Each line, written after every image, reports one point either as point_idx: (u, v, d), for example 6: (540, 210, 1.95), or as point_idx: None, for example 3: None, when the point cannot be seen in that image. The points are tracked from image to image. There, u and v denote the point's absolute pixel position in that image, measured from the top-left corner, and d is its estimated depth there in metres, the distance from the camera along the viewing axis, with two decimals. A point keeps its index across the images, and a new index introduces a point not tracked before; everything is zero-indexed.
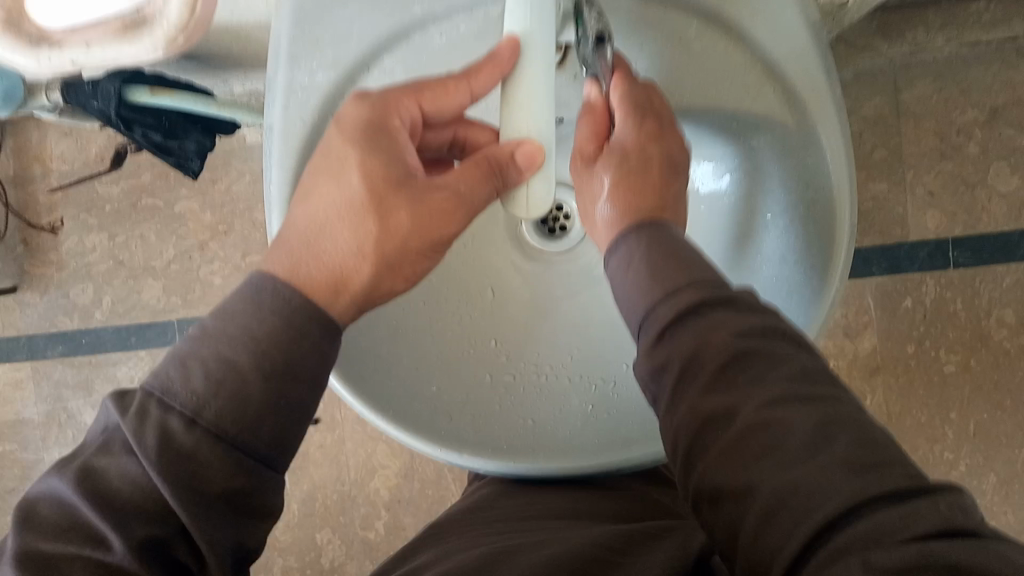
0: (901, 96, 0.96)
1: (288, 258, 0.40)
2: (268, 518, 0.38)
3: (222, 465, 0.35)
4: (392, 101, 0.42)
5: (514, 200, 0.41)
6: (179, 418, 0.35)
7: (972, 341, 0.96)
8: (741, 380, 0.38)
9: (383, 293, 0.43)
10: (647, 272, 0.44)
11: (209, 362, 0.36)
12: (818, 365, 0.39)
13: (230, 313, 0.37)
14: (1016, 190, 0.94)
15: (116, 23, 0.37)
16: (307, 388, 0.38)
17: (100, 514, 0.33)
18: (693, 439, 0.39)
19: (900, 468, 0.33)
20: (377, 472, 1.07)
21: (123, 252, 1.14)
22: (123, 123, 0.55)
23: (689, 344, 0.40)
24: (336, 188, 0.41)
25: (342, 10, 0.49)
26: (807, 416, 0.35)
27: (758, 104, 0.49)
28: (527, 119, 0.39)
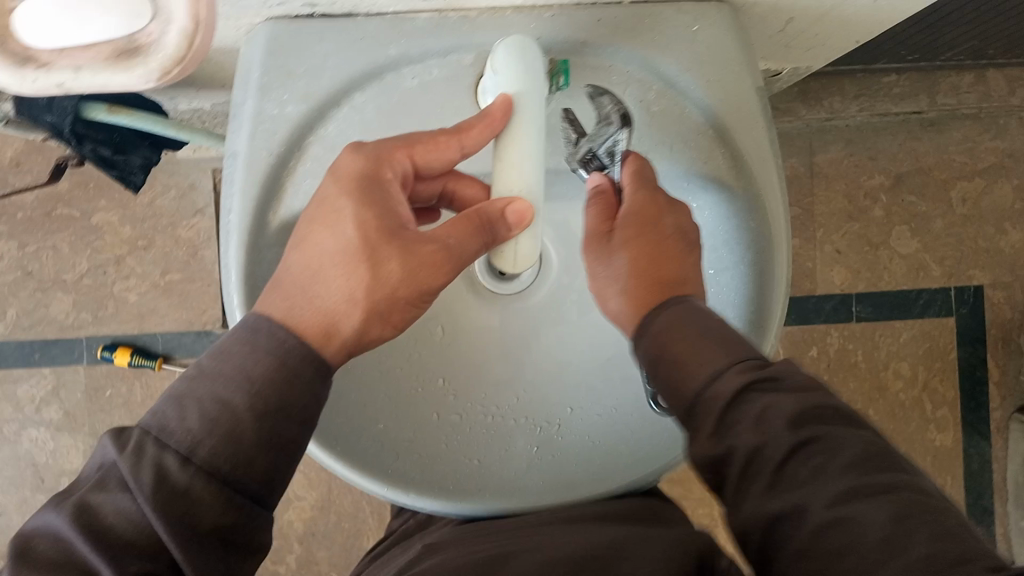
0: (815, 158, 1.02)
1: (281, 300, 0.40)
2: (256, 552, 0.39)
3: (214, 501, 0.36)
4: (385, 154, 0.43)
5: (501, 254, 0.44)
6: (175, 456, 0.36)
7: (869, 391, 1.02)
8: (806, 470, 0.37)
9: (370, 340, 0.43)
10: (756, 434, 0.39)
11: (204, 401, 0.37)
12: (873, 441, 0.38)
13: (225, 354, 0.38)
14: (914, 252, 1.02)
15: (109, 49, 0.35)
16: (298, 425, 0.39)
17: (95, 549, 0.34)
18: (765, 539, 0.38)
19: (985, 562, 0.32)
20: (292, 503, 1.04)
21: (33, 263, 1.09)
22: (74, 139, 0.54)
23: (781, 442, 0.38)
24: (328, 237, 0.41)
25: (317, 47, 0.50)
26: (879, 506, 0.35)
27: (709, 166, 0.52)
28: (518, 173, 0.43)
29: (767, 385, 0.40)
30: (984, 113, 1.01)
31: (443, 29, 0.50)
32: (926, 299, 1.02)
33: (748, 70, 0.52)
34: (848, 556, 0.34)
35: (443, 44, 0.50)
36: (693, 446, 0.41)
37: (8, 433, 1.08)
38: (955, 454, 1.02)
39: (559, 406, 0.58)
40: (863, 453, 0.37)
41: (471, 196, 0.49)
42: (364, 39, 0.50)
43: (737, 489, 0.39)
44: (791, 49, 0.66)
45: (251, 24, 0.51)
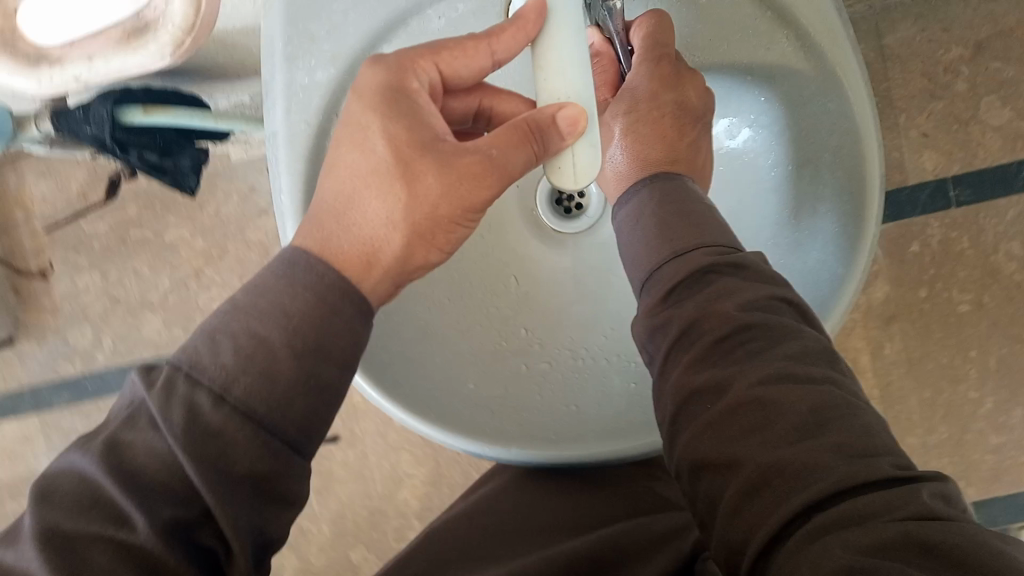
0: (884, 42, 0.92)
1: (317, 231, 0.40)
2: (291, 507, 0.36)
3: (249, 445, 0.34)
4: (409, 63, 0.41)
5: (557, 168, 0.41)
6: (206, 395, 0.34)
7: (982, 277, 0.93)
8: (739, 354, 0.39)
9: (416, 268, 0.43)
10: (699, 305, 0.41)
11: (239, 337, 0.35)
12: (819, 346, 0.39)
13: (260, 290, 0.37)
14: (1009, 122, 0.90)
15: (116, 34, 0.42)
16: (337, 368, 0.37)
17: (124, 491, 0.32)
18: (684, 408, 0.40)
19: (889, 458, 0.33)
20: (404, 481, 1.05)
21: (118, 289, 1.12)
22: (119, 148, 0.54)
23: (717, 324, 0.40)
24: (358, 158, 0.41)
25: (335, 3, 0.47)
26: (804, 394, 0.36)
27: (773, 52, 0.47)
28: (558, 84, 0.41)
29: (725, 270, 0.42)
30: None
31: None
32: None
33: None
34: (760, 436, 0.36)
35: None
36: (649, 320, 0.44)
37: None
38: None
39: None
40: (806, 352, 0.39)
41: (509, 110, 0.47)
42: None
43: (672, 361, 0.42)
44: None
45: None
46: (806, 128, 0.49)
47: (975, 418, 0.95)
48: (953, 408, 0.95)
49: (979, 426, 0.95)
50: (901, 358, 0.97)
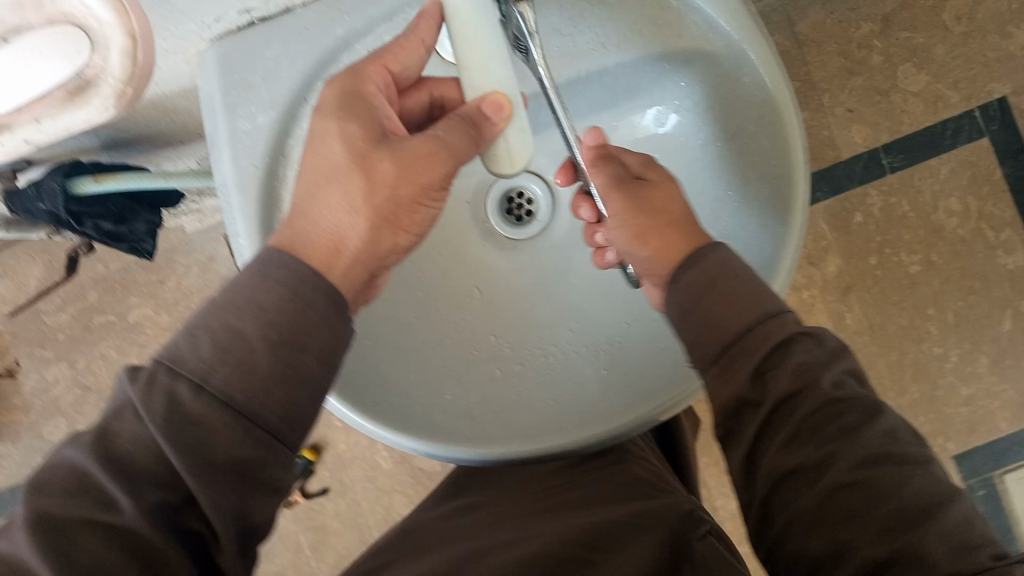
0: (797, 28, 1.00)
1: (283, 230, 0.41)
2: (275, 495, 0.37)
3: (230, 430, 0.35)
4: (359, 68, 0.43)
5: (493, 155, 0.42)
6: (187, 386, 0.35)
7: (927, 237, 0.99)
8: (834, 431, 0.38)
9: (384, 255, 0.44)
10: (789, 381, 0.40)
11: (217, 331, 0.37)
12: (905, 425, 0.39)
13: (236, 286, 0.38)
14: (927, 86, 0.98)
15: (62, 93, 0.35)
16: (316, 361, 0.38)
17: (111, 476, 0.33)
18: (773, 488, 0.39)
19: (990, 549, 0.33)
20: None
21: (88, 376, 1.11)
22: (74, 220, 0.54)
23: (813, 402, 0.39)
24: (318, 160, 0.42)
25: (268, 50, 0.49)
26: (907, 481, 0.36)
27: (683, 37, 0.50)
28: (483, 72, 0.40)
29: (807, 339, 0.41)
30: None
31: None
32: (954, 127, 0.98)
33: None
34: (851, 515, 0.36)
35: (385, 7, 0.49)
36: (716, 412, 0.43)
37: None
38: None
39: (615, 323, 0.57)
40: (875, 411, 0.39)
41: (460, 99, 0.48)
42: (309, 29, 0.49)
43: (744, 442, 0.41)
44: None
45: (199, 51, 0.51)
46: (730, 104, 0.52)
47: (943, 372, 1.00)
48: (921, 367, 1.01)
49: (949, 380, 1.00)
50: (864, 325, 1.02)
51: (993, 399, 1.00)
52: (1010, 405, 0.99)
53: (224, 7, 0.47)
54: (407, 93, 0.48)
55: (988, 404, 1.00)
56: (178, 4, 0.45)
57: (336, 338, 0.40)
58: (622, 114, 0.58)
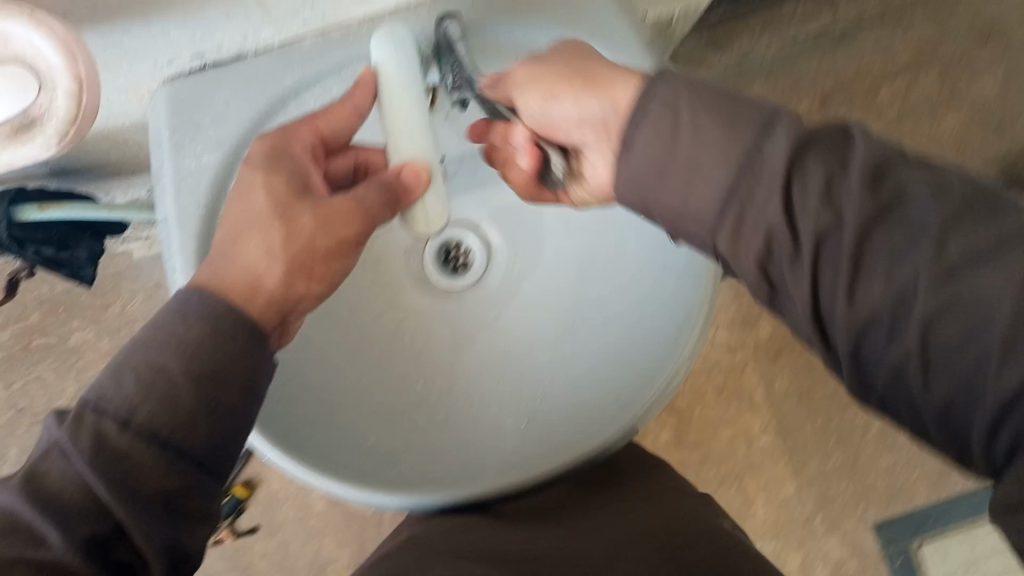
0: None
1: (204, 270, 0.41)
2: (206, 523, 0.37)
3: (158, 464, 0.34)
4: (290, 130, 0.45)
5: (412, 218, 0.43)
6: (112, 422, 0.34)
7: None
8: (895, 242, 0.35)
9: (299, 301, 0.43)
10: (821, 206, 0.36)
11: (141, 369, 0.36)
12: (966, 182, 0.35)
13: (154, 327, 0.37)
14: None
15: (7, 128, 0.37)
16: (239, 393, 0.38)
17: (43, 514, 0.32)
18: (859, 337, 0.35)
19: None
20: (329, 566, 1.07)
21: (21, 398, 1.10)
22: (16, 245, 0.56)
23: (857, 218, 0.35)
24: (242, 205, 0.42)
25: (217, 93, 0.51)
26: (1008, 253, 0.32)
27: None
28: (407, 142, 0.43)
29: (822, 146, 0.37)
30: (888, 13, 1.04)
31: (330, 46, 0.52)
32: None
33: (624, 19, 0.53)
34: (960, 345, 0.32)
35: (333, 60, 0.51)
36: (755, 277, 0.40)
37: None
38: None
39: (538, 376, 0.60)
40: (940, 188, 0.35)
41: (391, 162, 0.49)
42: (259, 76, 0.52)
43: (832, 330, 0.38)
44: None
45: (151, 90, 0.53)
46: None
47: (865, 441, 1.04)
48: (844, 434, 1.04)
49: (872, 448, 1.04)
50: (793, 390, 1.05)
51: (912, 469, 1.03)
52: (926, 475, 1.03)
53: (178, 50, 0.49)
54: (333, 156, 0.48)
55: (906, 475, 1.03)
56: (130, 48, 0.46)
57: (260, 371, 0.39)
58: None
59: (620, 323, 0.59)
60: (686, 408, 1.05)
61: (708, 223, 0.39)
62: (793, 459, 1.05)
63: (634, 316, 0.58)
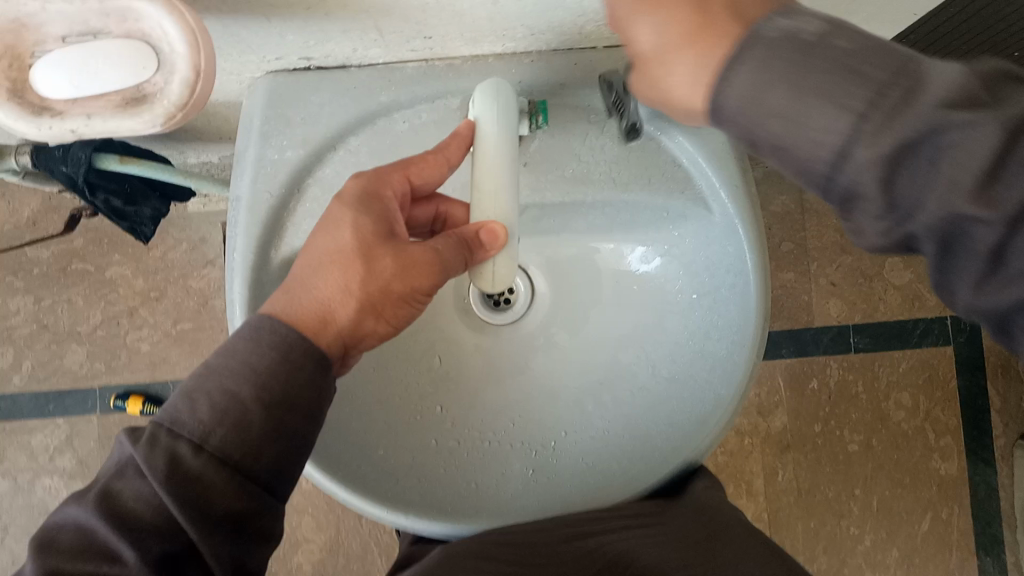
0: (805, 195, 1.07)
1: (281, 295, 0.41)
2: (268, 540, 0.38)
3: (227, 487, 0.35)
4: (384, 175, 0.44)
5: (479, 274, 0.43)
6: (187, 444, 0.36)
7: (873, 421, 1.05)
8: None
9: (365, 336, 0.43)
10: None
11: (215, 395, 0.37)
12: None
13: (230, 351, 0.38)
14: (909, 282, 1.05)
15: (118, 98, 0.39)
16: (304, 419, 0.39)
17: (118, 533, 0.34)
18: None
19: None
20: (301, 547, 1.08)
21: (48, 316, 1.12)
22: (87, 190, 0.57)
23: None
24: (330, 240, 0.42)
25: (315, 95, 0.53)
26: None
27: (684, 196, 0.55)
28: (494, 199, 0.41)
29: None
30: None
31: (430, 76, 0.54)
32: (923, 328, 1.05)
33: None
34: None
35: (431, 90, 0.53)
36: (870, 55, 0.31)
37: (22, 482, 1.10)
38: (962, 482, 1.04)
39: (554, 429, 0.60)
40: None
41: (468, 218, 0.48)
42: (357, 88, 0.53)
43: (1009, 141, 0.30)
44: None
45: (252, 77, 0.55)
46: (713, 258, 0.56)
47: (854, 553, 1.03)
48: (834, 542, 1.03)
49: (858, 562, 1.03)
50: (793, 487, 1.05)
51: None
52: None
53: (287, 50, 0.51)
54: (415, 204, 0.48)
55: None
56: (245, 41, 0.48)
57: (323, 396, 0.40)
58: (619, 242, 0.62)
59: (646, 398, 0.59)
60: None
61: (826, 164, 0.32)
62: None
63: (660, 393, 0.59)
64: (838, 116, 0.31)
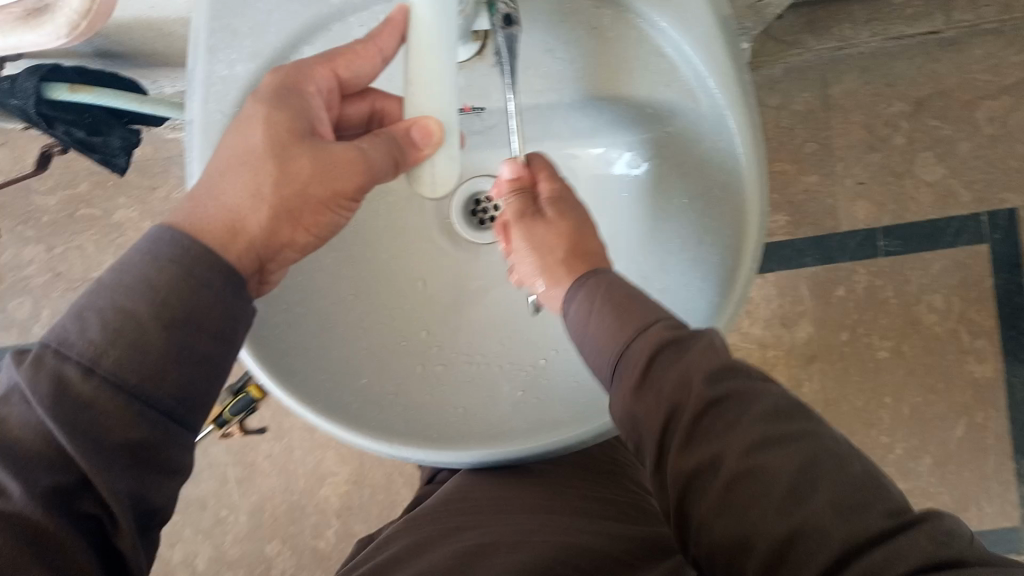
0: (829, 91, 1.01)
1: (187, 205, 0.39)
2: (177, 476, 0.37)
3: (123, 415, 0.34)
4: (306, 68, 0.42)
5: (416, 176, 0.42)
6: (75, 368, 0.34)
7: (903, 326, 1.00)
8: (720, 428, 0.40)
9: (283, 246, 0.42)
10: (678, 387, 0.41)
11: (106, 312, 0.35)
12: (818, 447, 0.38)
13: (124, 266, 0.36)
14: (942, 178, 0.99)
15: (19, 10, 0.35)
16: (213, 340, 0.37)
17: (1, 464, 0.33)
18: (681, 495, 0.40)
19: (880, 505, 0.35)
20: (327, 479, 1.09)
21: (61, 264, 1.12)
22: (44, 123, 0.55)
23: (701, 455, 0.39)
24: (240, 140, 0.40)
25: (260, 2, 0.49)
26: (788, 459, 0.37)
27: (670, 90, 0.51)
28: (426, 92, 0.39)
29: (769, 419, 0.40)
30: (1009, 26, 0.97)
31: None
32: (957, 226, 0.99)
33: None
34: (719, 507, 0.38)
35: None
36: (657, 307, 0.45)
37: None
38: (999, 386, 0.99)
39: (542, 349, 0.57)
40: (799, 457, 0.38)
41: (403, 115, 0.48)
42: None
43: (782, 415, 0.40)
44: None
45: None
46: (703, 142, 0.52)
47: (884, 462, 1.01)
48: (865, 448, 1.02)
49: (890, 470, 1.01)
50: (820, 399, 1.02)
51: (926, 499, 1.01)
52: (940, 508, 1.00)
53: None
54: (348, 101, 0.48)
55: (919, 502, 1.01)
56: None
57: (235, 316, 0.38)
58: (602, 146, 0.58)
59: None
60: None
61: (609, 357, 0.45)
62: None
63: None
64: (616, 335, 0.45)
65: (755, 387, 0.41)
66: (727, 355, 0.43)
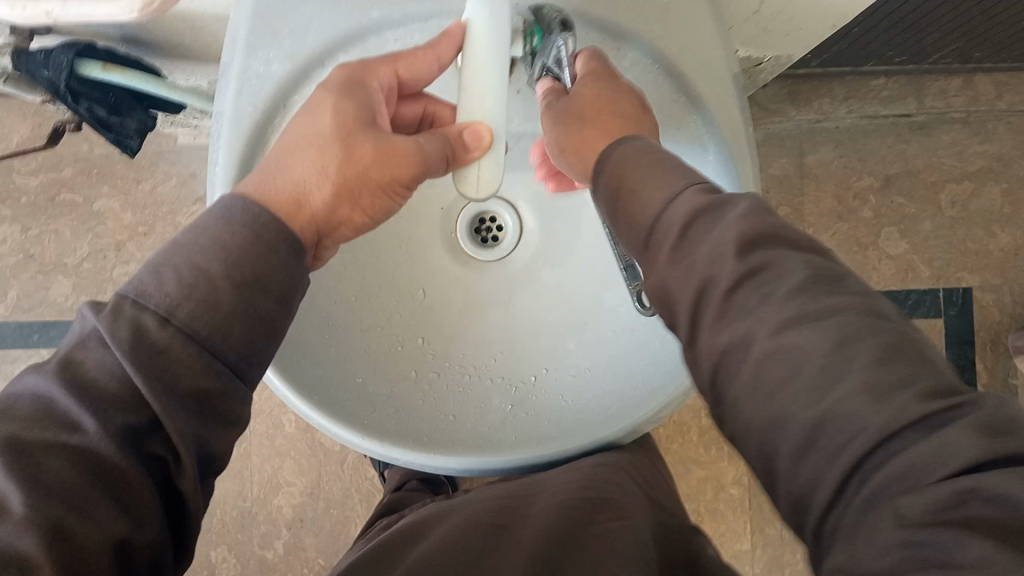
0: (805, 159, 1.06)
1: (255, 177, 0.43)
2: (234, 428, 0.38)
3: (194, 363, 0.36)
4: (372, 66, 0.46)
5: (463, 178, 0.46)
6: (152, 317, 0.36)
7: None
8: (755, 300, 0.34)
9: (340, 224, 0.46)
10: (709, 255, 0.36)
11: (182, 270, 0.37)
12: (858, 316, 0.32)
13: (198, 228, 0.39)
14: (904, 253, 1.05)
15: None
16: (276, 303, 0.39)
17: (77, 400, 0.34)
18: (713, 380, 0.36)
19: (926, 386, 0.30)
20: (282, 489, 1.08)
21: (34, 246, 1.11)
22: (70, 97, 0.57)
23: (733, 330, 0.34)
24: (309, 124, 0.44)
25: (303, 7, 0.51)
26: (822, 332, 0.32)
27: (681, 132, 0.54)
28: (480, 102, 0.44)
29: (814, 287, 0.34)
30: (973, 117, 1.05)
31: None
32: (915, 299, 1.04)
33: (720, 42, 0.53)
34: (754, 394, 0.33)
35: (424, 8, 0.52)
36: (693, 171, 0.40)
37: None
38: None
39: (533, 367, 0.59)
40: (840, 335, 0.32)
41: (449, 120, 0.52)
42: (347, 2, 0.51)
43: (820, 283, 0.34)
44: (770, 33, 0.69)
45: None
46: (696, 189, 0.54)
47: None
48: None
49: None
50: None
51: None
52: None
53: None
54: (404, 102, 0.52)
55: None
56: None
57: (296, 283, 0.41)
58: None
59: (631, 337, 0.58)
60: (666, 439, 1.05)
61: (643, 225, 0.40)
62: (755, 518, 1.04)
63: (643, 333, 0.58)
64: (654, 200, 0.40)
65: (791, 258, 0.35)
66: (773, 218, 0.37)
